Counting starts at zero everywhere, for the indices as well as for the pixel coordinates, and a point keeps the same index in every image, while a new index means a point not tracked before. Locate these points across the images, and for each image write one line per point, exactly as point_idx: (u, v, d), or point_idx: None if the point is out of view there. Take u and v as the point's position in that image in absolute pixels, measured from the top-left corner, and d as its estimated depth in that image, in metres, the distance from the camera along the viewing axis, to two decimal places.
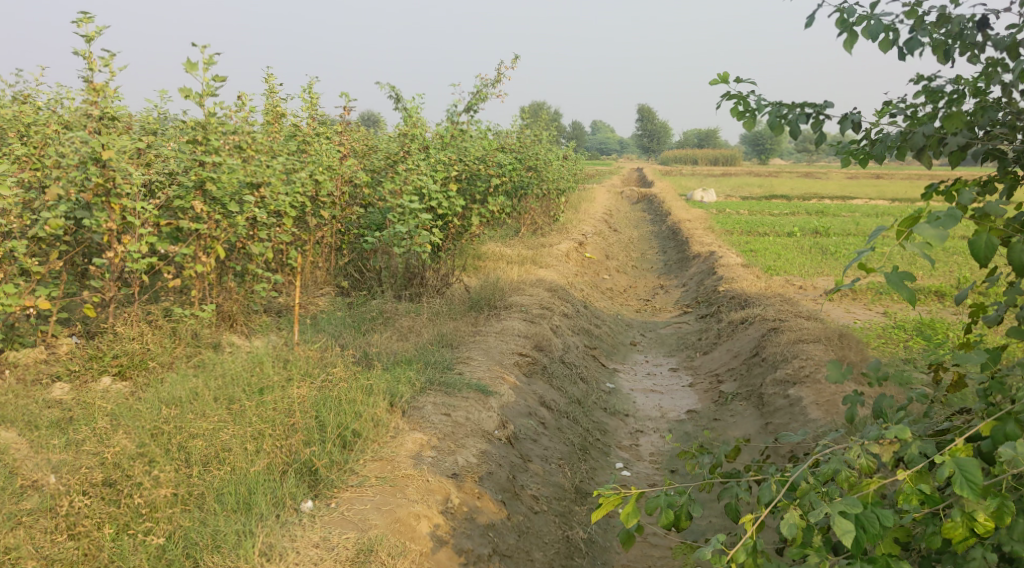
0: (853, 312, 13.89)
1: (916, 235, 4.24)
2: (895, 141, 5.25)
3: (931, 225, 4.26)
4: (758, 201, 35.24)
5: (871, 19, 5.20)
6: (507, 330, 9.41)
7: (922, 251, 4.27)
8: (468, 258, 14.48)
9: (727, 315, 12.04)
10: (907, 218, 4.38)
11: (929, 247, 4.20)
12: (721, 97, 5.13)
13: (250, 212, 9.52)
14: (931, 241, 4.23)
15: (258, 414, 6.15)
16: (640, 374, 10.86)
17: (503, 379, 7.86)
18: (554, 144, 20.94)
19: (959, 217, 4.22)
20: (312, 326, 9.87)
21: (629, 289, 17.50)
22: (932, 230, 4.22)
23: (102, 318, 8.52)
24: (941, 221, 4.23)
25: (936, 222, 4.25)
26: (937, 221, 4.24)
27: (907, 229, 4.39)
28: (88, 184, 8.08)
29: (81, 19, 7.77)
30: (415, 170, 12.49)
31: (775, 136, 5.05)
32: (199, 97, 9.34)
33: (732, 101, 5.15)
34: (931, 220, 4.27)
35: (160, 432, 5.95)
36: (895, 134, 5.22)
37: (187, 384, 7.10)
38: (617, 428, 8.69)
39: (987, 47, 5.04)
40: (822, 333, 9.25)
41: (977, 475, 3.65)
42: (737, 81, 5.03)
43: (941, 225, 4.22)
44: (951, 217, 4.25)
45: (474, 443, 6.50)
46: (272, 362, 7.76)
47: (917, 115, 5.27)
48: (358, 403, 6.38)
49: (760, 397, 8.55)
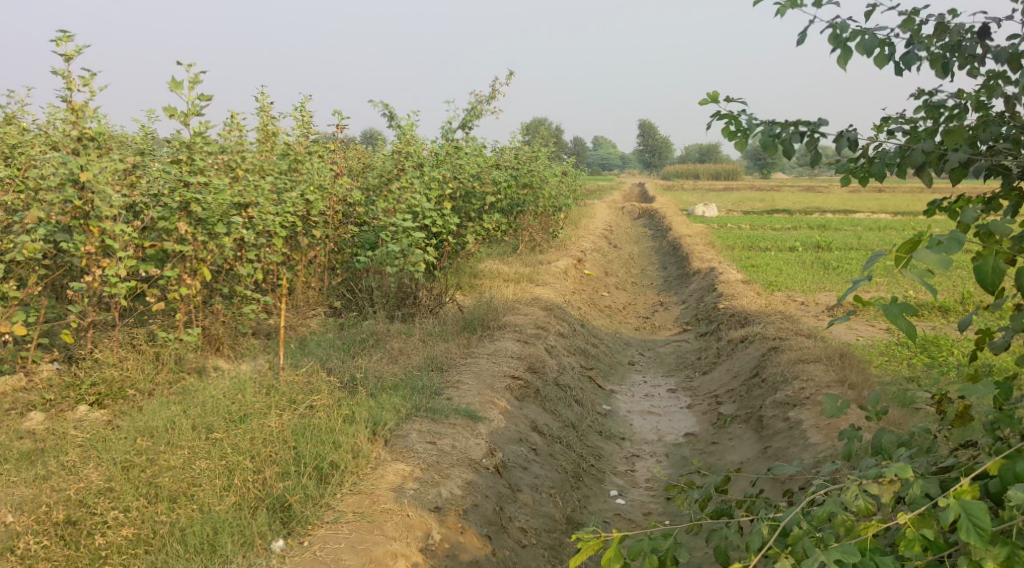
0: (856, 329, 13.65)
1: (917, 262, 4.00)
2: (894, 158, 5.04)
3: (932, 251, 4.02)
4: (759, 216, 35.07)
5: (866, 34, 5.12)
6: (500, 351, 9.19)
7: (923, 277, 4.04)
8: (464, 277, 14.27)
9: (727, 333, 11.80)
10: (906, 243, 4.15)
11: (932, 274, 3.96)
12: (710, 117, 4.92)
13: (237, 233, 9.31)
14: (933, 268, 4.00)
15: (233, 446, 5.94)
16: (637, 395, 10.62)
17: (494, 403, 7.63)
18: (553, 160, 20.76)
19: (962, 240, 3.98)
20: (300, 349, 9.66)
21: (628, 306, 17.26)
22: (935, 255, 3.97)
23: (80, 343, 8.30)
24: (943, 246, 4.00)
25: (938, 246, 4.02)
26: (940, 246, 4.00)
27: (907, 254, 4.16)
28: (66, 207, 7.88)
29: (61, 38, 7.59)
30: (408, 189, 12.29)
31: (768, 155, 4.84)
32: (184, 116, 9.14)
33: (723, 121, 4.94)
34: (932, 245, 4.04)
35: (132, 465, 5.75)
36: (894, 152, 5.01)
37: (166, 412, 6.88)
38: (613, 453, 8.45)
39: (987, 59, 4.82)
40: (823, 352, 9.02)
41: (984, 520, 3.44)
42: (728, 100, 4.82)
43: (943, 250, 3.98)
44: (953, 241, 4.01)
45: (459, 473, 6.27)
46: (255, 386, 7.52)
47: (917, 132, 5.06)
48: (337, 432, 6.19)
49: (759, 420, 8.31)
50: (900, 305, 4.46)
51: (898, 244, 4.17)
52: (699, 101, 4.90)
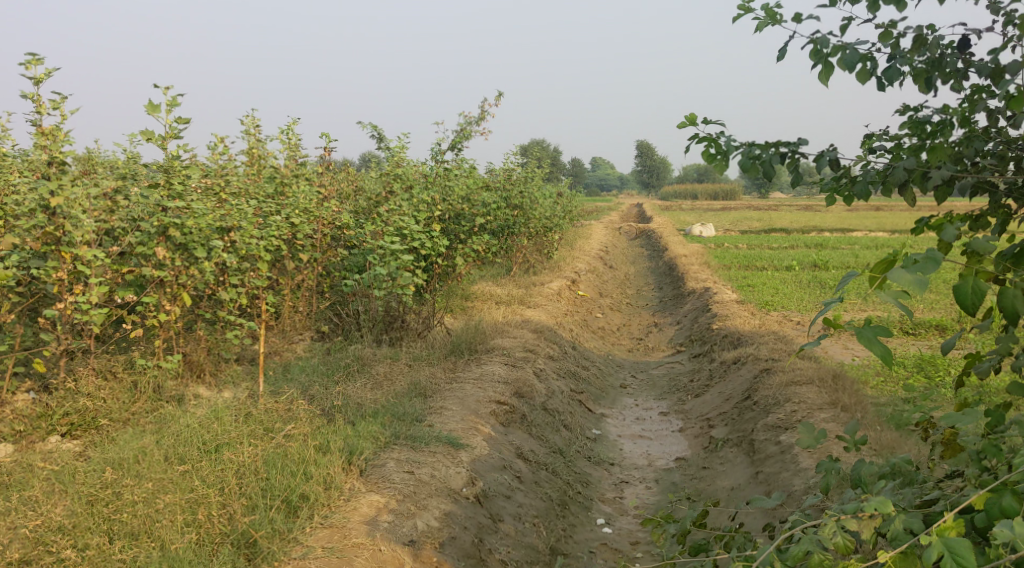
0: (851, 350, 13.47)
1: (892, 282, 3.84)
2: (878, 175, 4.88)
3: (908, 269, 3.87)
4: (756, 236, 34.90)
5: (846, 48, 4.99)
6: (486, 375, 9.00)
7: (898, 299, 3.89)
8: (456, 299, 14.10)
9: (720, 355, 11.61)
10: (880, 263, 4.01)
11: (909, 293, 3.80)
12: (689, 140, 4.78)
13: (218, 257, 9.16)
14: (909, 288, 3.85)
15: (203, 479, 5.83)
16: (628, 419, 10.42)
17: (477, 429, 7.44)
18: (546, 181, 20.62)
19: (938, 260, 3.84)
20: (283, 376, 9.49)
21: (622, 327, 17.08)
22: (909, 275, 3.83)
23: (54, 371, 8.16)
24: (918, 264, 3.85)
25: (914, 265, 3.88)
26: (915, 265, 3.86)
27: (880, 275, 4.02)
28: (36, 234, 7.74)
29: (32, 62, 7.49)
30: (396, 211, 12.12)
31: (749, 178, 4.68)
32: (162, 140, 8.99)
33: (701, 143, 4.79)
34: (908, 264, 3.90)
35: (97, 499, 5.63)
36: (876, 168, 4.86)
37: (138, 442, 6.72)
38: (601, 479, 8.26)
39: (970, 73, 4.68)
40: (815, 374, 8.84)
41: (968, 558, 3.28)
42: (707, 122, 4.67)
43: (919, 270, 3.84)
44: (929, 260, 3.87)
45: (437, 504, 6.12)
46: (233, 414, 7.28)
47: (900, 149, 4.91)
48: (310, 463, 6.10)
49: (750, 444, 8.12)
50: (873, 326, 4.34)
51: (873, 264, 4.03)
52: (677, 124, 4.76)
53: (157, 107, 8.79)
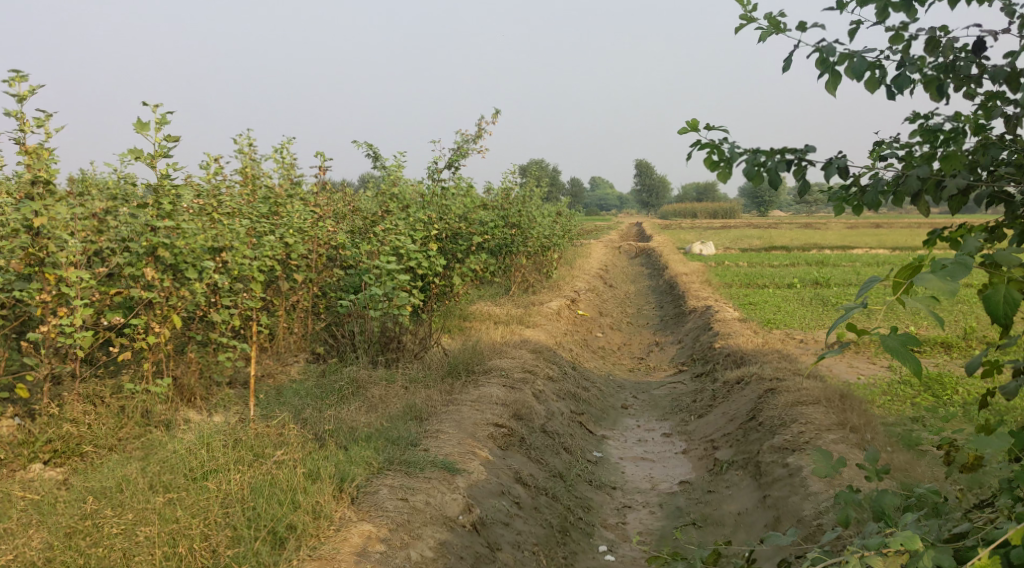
0: (857, 369, 13.24)
1: (919, 286, 3.76)
2: (889, 184, 4.67)
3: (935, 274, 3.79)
4: (756, 254, 34.71)
5: (854, 56, 4.79)
6: (483, 398, 8.74)
7: (927, 305, 3.78)
8: (453, 320, 13.87)
9: (723, 374, 11.38)
10: (907, 268, 3.93)
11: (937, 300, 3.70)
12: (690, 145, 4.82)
13: (210, 278, 8.94)
14: (937, 293, 3.76)
15: (188, 507, 5.63)
16: (630, 440, 10.17)
17: (475, 453, 7.20)
18: (544, 200, 20.42)
19: (968, 265, 3.75)
20: (276, 400, 9.24)
21: (623, 347, 16.84)
22: (938, 280, 3.73)
23: (37, 397, 7.92)
24: (945, 269, 3.77)
25: (943, 270, 3.78)
26: (944, 270, 3.77)
27: (907, 280, 3.95)
28: (18, 254, 7.53)
29: (15, 78, 7.30)
30: (392, 230, 11.91)
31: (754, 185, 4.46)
32: (150, 158, 8.78)
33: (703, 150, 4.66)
34: (937, 269, 3.81)
35: (76, 531, 5.45)
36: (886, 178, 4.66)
37: (121, 470, 6.49)
38: (603, 504, 8.01)
39: (984, 78, 4.47)
40: (822, 394, 8.59)
41: None
42: (708, 125, 4.58)
43: (948, 275, 3.75)
44: (958, 266, 3.78)
45: (431, 534, 5.93)
46: (221, 439, 7.04)
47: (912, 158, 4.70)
48: (300, 491, 5.87)
49: (757, 466, 7.88)
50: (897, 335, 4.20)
51: (898, 269, 3.95)
52: (679, 130, 4.65)
53: (145, 124, 8.59)
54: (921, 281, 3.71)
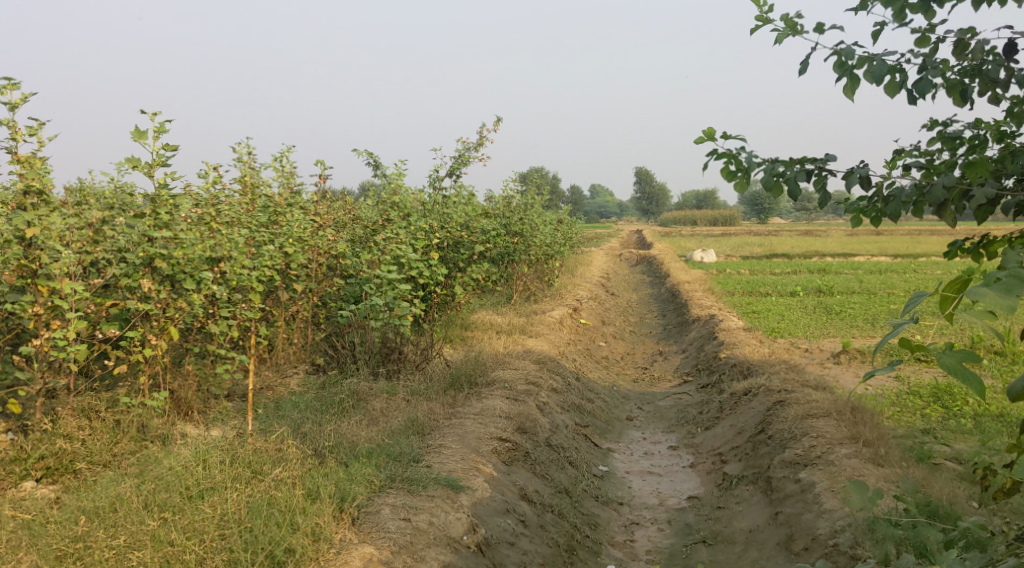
0: (863, 379, 13.05)
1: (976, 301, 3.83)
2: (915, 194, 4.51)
3: (991, 288, 3.86)
4: (758, 261, 34.56)
5: (873, 59, 4.63)
6: (486, 411, 8.55)
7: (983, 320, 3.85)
8: (455, 330, 13.70)
9: (730, 386, 11.19)
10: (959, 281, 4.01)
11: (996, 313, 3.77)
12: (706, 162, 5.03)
13: (208, 289, 8.77)
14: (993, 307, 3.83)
15: (183, 528, 5.55)
16: (636, 454, 9.98)
17: (479, 470, 7.01)
18: (545, 209, 20.27)
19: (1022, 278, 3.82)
20: (275, 413, 9.06)
21: (627, 356, 16.65)
22: (995, 295, 3.81)
23: (31, 411, 7.75)
24: (1001, 284, 3.84)
25: (997, 284, 3.86)
26: (999, 284, 3.85)
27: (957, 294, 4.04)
28: (9, 266, 7.36)
29: (7, 86, 7.15)
30: (393, 239, 11.73)
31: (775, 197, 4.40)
32: (147, 167, 8.61)
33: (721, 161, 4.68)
34: (991, 283, 3.88)
35: (66, 553, 5.43)
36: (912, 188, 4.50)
37: (116, 487, 6.35)
38: (610, 521, 7.82)
39: (1012, 83, 4.31)
40: (832, 406, 8.40)
41: None
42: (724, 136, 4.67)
43: (1004, 289, 3.82)
44: (1012, 279, 3.85)
45: (434, 556, 5.82)
46: (218, 455, 6.87)
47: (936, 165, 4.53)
48: (299, 512, 5.77)
49: (768, 481, 7.70)
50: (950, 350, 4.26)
51: (949, 284, 4.03)
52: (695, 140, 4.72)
53: (143, 133, 8.43)
54: (979, 295, 3.78)
